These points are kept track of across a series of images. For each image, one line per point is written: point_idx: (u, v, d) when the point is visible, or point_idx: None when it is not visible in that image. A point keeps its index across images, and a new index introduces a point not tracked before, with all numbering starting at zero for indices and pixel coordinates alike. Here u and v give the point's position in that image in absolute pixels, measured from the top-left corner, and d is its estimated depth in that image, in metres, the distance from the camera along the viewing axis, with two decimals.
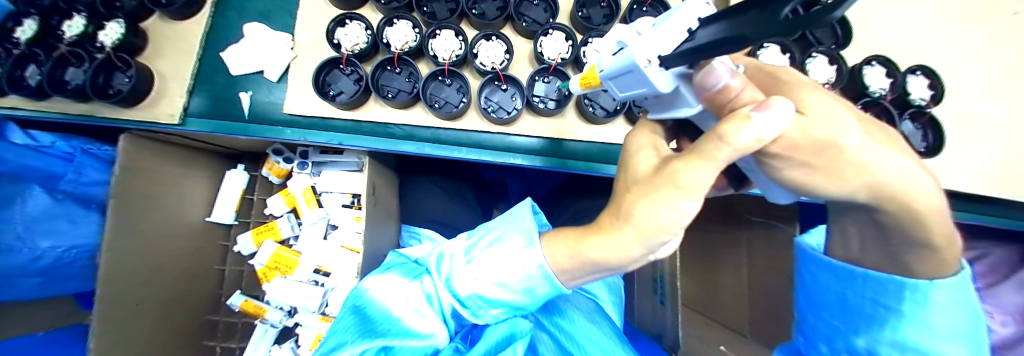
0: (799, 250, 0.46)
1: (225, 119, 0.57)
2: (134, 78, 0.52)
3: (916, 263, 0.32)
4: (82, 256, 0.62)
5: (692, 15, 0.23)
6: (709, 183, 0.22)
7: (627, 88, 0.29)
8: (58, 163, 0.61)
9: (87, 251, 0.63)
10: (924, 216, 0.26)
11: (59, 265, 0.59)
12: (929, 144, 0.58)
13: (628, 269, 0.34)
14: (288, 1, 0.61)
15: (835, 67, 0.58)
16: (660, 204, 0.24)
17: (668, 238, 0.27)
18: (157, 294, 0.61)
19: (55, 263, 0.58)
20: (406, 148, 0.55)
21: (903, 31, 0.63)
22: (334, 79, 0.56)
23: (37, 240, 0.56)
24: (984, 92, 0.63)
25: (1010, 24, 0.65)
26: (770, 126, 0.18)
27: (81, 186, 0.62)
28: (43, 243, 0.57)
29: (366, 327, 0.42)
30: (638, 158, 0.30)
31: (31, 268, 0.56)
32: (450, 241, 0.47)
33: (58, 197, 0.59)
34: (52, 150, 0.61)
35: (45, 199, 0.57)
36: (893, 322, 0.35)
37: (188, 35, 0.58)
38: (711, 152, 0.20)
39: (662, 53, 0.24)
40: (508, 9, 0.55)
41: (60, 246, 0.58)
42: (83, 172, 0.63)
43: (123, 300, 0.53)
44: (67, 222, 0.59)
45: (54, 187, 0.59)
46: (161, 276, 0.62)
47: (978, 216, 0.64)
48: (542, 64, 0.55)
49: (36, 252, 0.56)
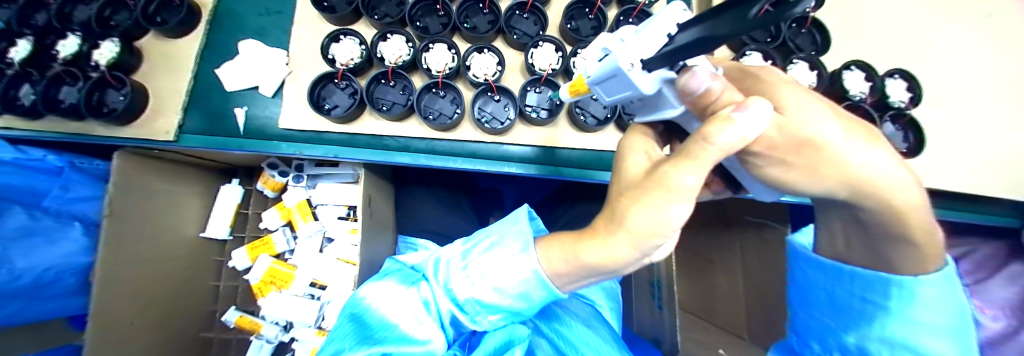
0: (792, 250, 0.47)
1: (220, 134, 0.57)
2: (128, 95, 0.52)
3: (902, 262, 0.33)
4: (68, 274, 0.58)
5: (670, 21, 0.24)
6: (699, 185, 0.22)
7: (613, 92, 0.30)
8: (43, 178, 0.60)
9: (73, 269, 0.59)
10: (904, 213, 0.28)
11: (40, 285, 0.54)
12: (909, 146, 0.60)
13: (624, 273, 0.35)
14: (282, 17, 0.62)
15: (815, 72, 0.60)
16: (652, 207, 0.25)
17: (660, 241, 0.28)
18: (153, 310, 0.61)
19: (35, 283, 0.54)
20: (401, 159, 0.56)
21: (881, 35, 0.66)
22: (329, 93, 0.56)
23: (14, 259, 0.51)
24: (961, 92, 0.65)
25: (982, 27, 0.68)
26: (751, 127, 0.19)
27: (66, 202, 0.60)
28: (20, 262, 0.52)
29: (364, 334, 0.42)
30: (629, 162, 0.30)
31: (12, 288, 0.51)
32: (446, 247, 0.47)
33: (36, 215, 0.56)
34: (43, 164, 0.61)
35: (24, 219, 0.54)
36: (880, 319, 0.36)
37: (183, 52, 0.58)
38: (697, 153, 0.20)
39: (644, 57, 0.25)
40: (499, 22, 0.56)
41: (39, 265, 0.54)
42: (70, 187, 0.61)
43: (117, 314, 0.53)
44: (44, 240, 0.55)
45: (34, 204, 0.57)
46: (155, 295, 0.61)
47: (963, 213, 0.66)
48: (533, 75, 0.56)
49: (14, 272, 0.51)
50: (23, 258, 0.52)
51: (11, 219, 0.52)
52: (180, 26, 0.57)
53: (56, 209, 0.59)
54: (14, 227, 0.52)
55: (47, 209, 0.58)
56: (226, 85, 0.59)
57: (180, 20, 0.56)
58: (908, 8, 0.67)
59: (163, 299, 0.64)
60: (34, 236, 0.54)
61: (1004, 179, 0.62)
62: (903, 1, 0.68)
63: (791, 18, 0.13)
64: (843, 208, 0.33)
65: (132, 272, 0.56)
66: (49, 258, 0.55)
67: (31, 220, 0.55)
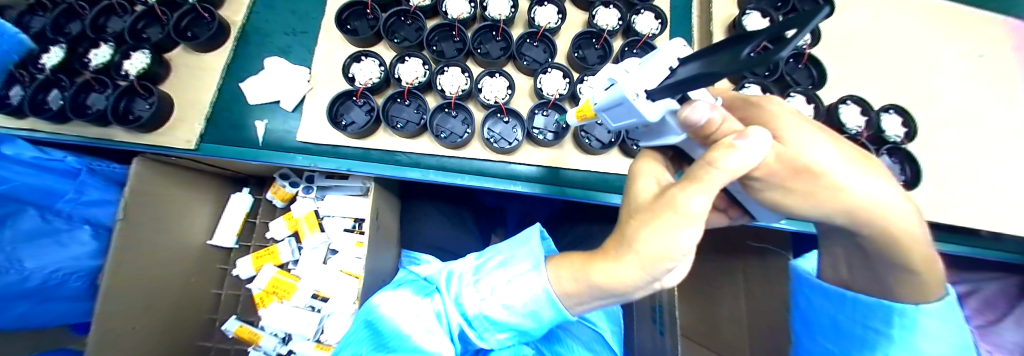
0: (795, 274, 0.48)
1: (239, 145, 0.60)
2: (155, 103, 0.55)
3: (907, 290, 0.34)
4: (74, 276, 0.58)
5: (671, 56, 0.26)
6: (706, 210, 0.23)
7: (619, 119, 0.32)
8: (60, 180, 0.59)
9: (79, 273, 0.58)
10: (901, 236, 0.29)
11: (45, 287, 0.55)
12: (907, 179, 0.61)
13: (632, 297, 0.35)
14: (307, 38, 0.66)
15: (811, 105, 0.63)
16: (663, 231, 0.25)
17: (671, 265, 0.28)
18: (155, 313, 0.61)
19: (41, 285, 0.54)
20: (411, 174, 0.57)
21: (877, 70, 0.69)
22: (346, 110, 0.59)
23: (23, 260, 0.52)
24: (961, 128, 0.67)
25: (974, 65, 0.71)
26: (751, 154, 0.20)
27: (79, 206, 0.60)
28: (29, 263, 0.53)
29: (378, 341, 0.43)
30: (639, 186, 0.31)
31: (19, 290, 0.52)
32: (459, 260, 0.48)
33: (48, 217, 0.56)
34: (62, 165, 0.59)
35: (37, 221, 0.54)
36: (883, 347, 0.36)
37: (210, 66, 0.62)
38: (702, 177, 0.22)
39: (647, 87, 0.27)
40: (511, 49, 0.60)
41: (48, 267, 0.54)
42: (85, 191, 0.61)
43: (120, 313, 0.53)
44: (52, 243, 0.56)
45: (49, 207, 0.57)
46: (159, 295, 0.62)
47: (968, 249, 0.66)
48: (541, 99, 0.58)
49: (23, 273, 0.52)
50: (34, 259, 0.53)
51: (24, 221, 0.53)
52: (209, 42, 0.60)
53: (68, 212, 0.59)
54: (24, 229, 0.53)
55: (59, 212, 0.58)
56: (249, 98, 0.62)
57: (209, 36, 0.59)
58: (904, 45, 0.71)
59: (168, 309, 0.65)
60: (43, 238, 0.55)
61: (1008, 214, 0.62)
62: (895, 40, 0.71)
63: (779, 60, 0.13)
64: (847, 237, 0.34)
65: (142, 283, 0.57)
66: (58, 260, 0.56)
67: (42, 222, 0.55)
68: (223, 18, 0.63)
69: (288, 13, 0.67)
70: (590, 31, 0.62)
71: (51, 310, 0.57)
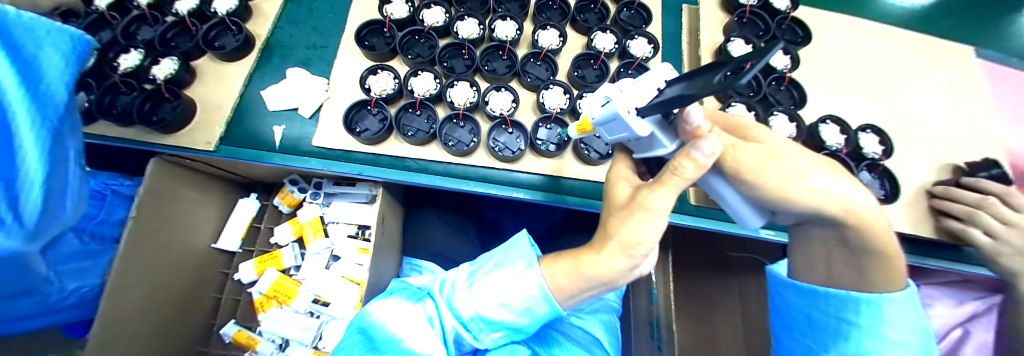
0: (769, 276, 0.49)
1: (255, 148, 0.62)
2: (180, 106, 0.58)
3: (879, 275, 0.37)
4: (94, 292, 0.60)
5: (658, 79, 0.30)
6: (671, 204, 0.29)
7: (614, 132, 0.35)
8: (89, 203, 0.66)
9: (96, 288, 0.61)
10: (863, 227, 0.33)
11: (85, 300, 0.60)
12: (887, 192, 0.64)
13: (616, 285, 0.38)
14: (326, 52, 0.71)
15: (793, 124, 0.67)
16: (638, 223, 0.30)
17: (647, 250, 0.32)
18: (167, 297, 0.64)
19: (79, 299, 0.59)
20: (420, 180, 0.59)
21: (857, 94, 0.73)
22: (360, 118, 0.62)
23: (68, 283, 0.55)
24: (940, 147, 0.71)
25: (947, 91, 0.76)
26: (704, 159, 0.24)
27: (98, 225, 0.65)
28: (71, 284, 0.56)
29: (372, 345, 0.43)
30: (616, 189, 0.36)
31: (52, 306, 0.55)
32: (452, 269, 0.49)
33: (86, 239, 0.60)
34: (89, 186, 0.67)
35: (77, 243, 0.58)
36: (854, 337, 0.38)
37: (233, 74, 0.65)
38: (668, 181, 0.27)
39: (638, 106, 0.30)
40: (516, 67, 0.65)
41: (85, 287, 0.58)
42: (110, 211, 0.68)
43: (130, 296, 0.54)
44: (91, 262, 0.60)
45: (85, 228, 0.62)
46: (170, 284, 0.64)
47: (967, 266, 0.66)
48: (545, 113, 0.62)
49: (65, 293, 0.55)
50: (75, 280, 0.57)
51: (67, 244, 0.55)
52: (236, 52, 0.65)
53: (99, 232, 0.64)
54: (69, 250, 0.56)
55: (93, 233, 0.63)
56: (269, 105, 0.65)
57: (236, 46, 0.63)
58: (880, 70, 0.76)
59: (169, 306, 0.64)
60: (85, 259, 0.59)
61: None
62: (871, 67, 0.76)
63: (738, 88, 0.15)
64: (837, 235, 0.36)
65: (148, 277, 0.58)
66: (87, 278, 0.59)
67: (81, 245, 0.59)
68: (250, 31, 0.67)
69: (310, 29, 0.72)
70: (588, 53, 0.68)
71: (51, 318, 0.59)
